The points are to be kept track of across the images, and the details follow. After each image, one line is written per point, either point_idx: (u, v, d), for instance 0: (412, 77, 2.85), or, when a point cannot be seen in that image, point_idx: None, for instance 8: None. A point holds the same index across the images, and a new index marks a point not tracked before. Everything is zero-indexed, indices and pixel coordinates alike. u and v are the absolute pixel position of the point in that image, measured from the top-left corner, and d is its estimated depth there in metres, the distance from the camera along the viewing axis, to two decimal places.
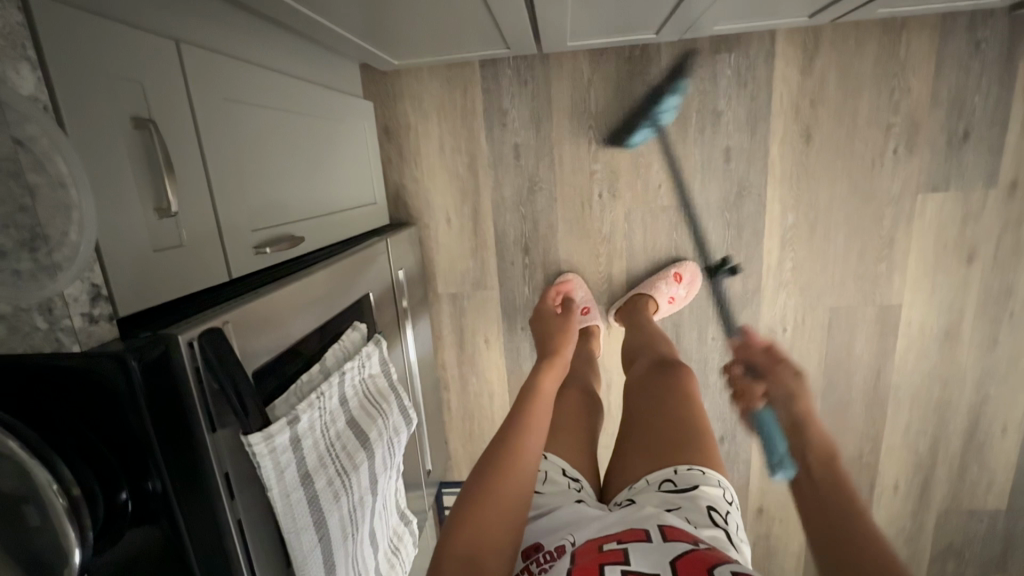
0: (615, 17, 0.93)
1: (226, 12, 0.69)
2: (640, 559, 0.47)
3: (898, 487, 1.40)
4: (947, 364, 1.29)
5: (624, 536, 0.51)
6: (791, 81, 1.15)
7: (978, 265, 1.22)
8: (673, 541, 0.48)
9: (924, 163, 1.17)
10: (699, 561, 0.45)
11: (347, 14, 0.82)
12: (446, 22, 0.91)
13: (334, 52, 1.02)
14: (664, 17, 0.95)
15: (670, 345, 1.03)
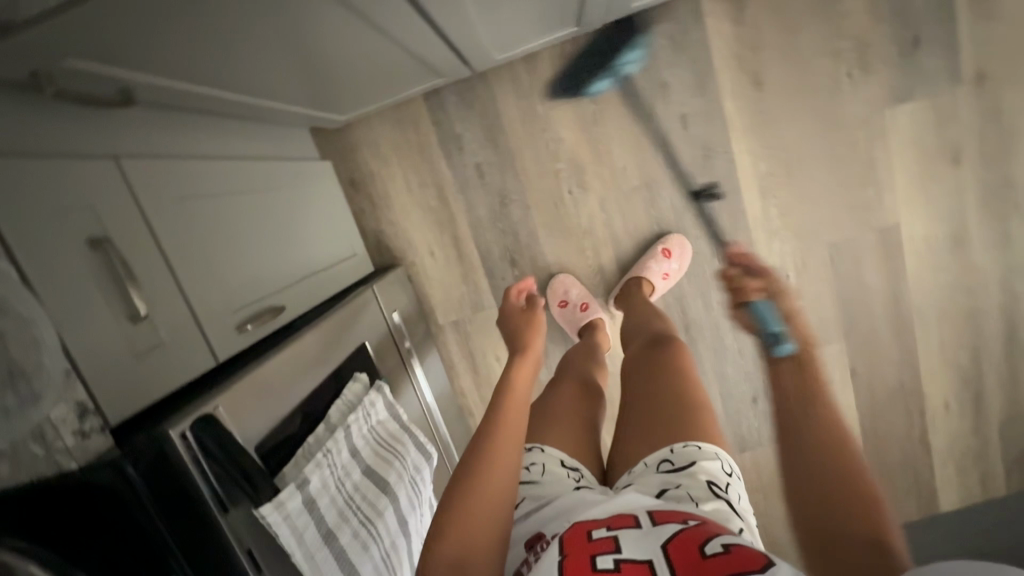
0: (528, 22, 0.94)
1: (164, 117, 0.72)
2: (630, 546, 0.50)
3: (951, 406, 1.35)
4: (967, 270, 1.24)
5: (614, 522, 0.54)
6: (727, 35, 1.15)
7: (968, 165, 1.18)
8: (662, 523, 0.52)
9: (883, 78, 1.15)
10: (691, 542, 0.48)
11: (280, 87, 0.85)
12: (373, 70, 0.94)
13: (282, 124, 1.06)
14: (577, 9, 0.96)
15: (665, 320, 1.03)
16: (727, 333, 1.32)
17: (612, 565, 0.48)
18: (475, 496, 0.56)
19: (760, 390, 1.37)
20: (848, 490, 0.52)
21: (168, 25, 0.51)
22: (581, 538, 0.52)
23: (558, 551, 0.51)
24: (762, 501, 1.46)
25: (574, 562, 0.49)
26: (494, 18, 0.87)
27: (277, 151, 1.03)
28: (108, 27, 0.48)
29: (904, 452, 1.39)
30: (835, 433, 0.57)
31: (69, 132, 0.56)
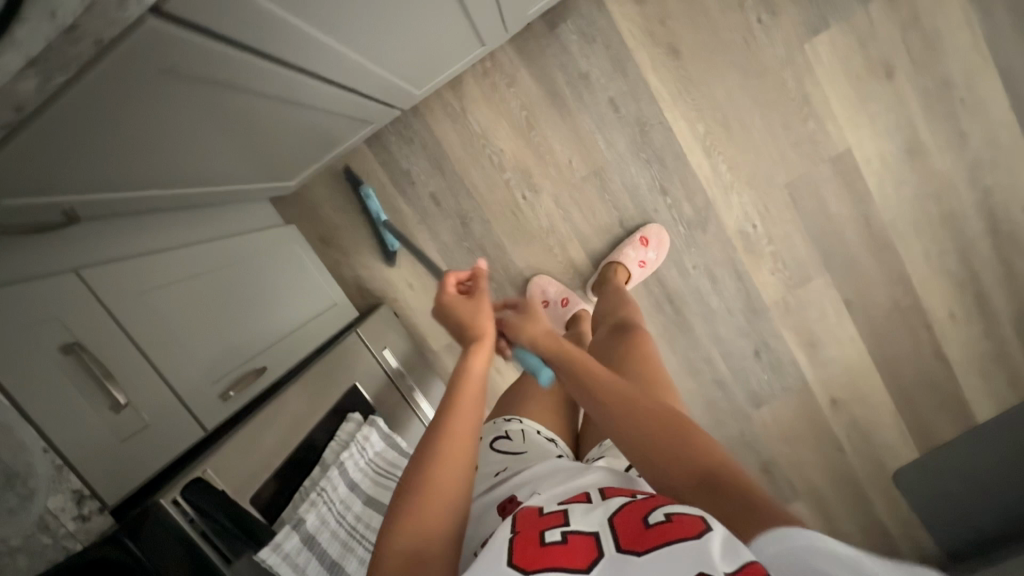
0: (431, 63, 1.00)
1: (122, 224, 0.79)
2: (579, 519, 0.50)
3: (956, 314, 1.32)
4: (931, 177, 1.23)
5: (567, 500, 0.55)
6: (632, 15, 1.19)
7: (902, 76, 1.18)
8: (611, 497, 0.53)
9: (794, 14, 1.16)
10: (635, 511, 0.48)
11: (228, 171, 0.93)
12: (308, 134, 1.01)
13: (247, 202, 1.15)
14: (473, 39, 1.01)
15: (635, 307, 1.07)
16: (710, 294, 1.34)
17: (559, 536, 0.47)
18: (432, 483, 0.57)
19: (760, 342, 1.37)
20: (652, 434, 0.57)
21: (82, 156, 0.57)
22: (534, 513, 0.53)
23: (509, 525, 0.51)
24: (792, 451, 1.45)
25: (524, 533, 0.49)
26: (397, 71, 0.94)
27: (243, 226, 1.12)
28: (21, 167, 0.53)
29: (920, 370, 1.37)
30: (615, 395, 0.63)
31: (31, 257, 0.63)
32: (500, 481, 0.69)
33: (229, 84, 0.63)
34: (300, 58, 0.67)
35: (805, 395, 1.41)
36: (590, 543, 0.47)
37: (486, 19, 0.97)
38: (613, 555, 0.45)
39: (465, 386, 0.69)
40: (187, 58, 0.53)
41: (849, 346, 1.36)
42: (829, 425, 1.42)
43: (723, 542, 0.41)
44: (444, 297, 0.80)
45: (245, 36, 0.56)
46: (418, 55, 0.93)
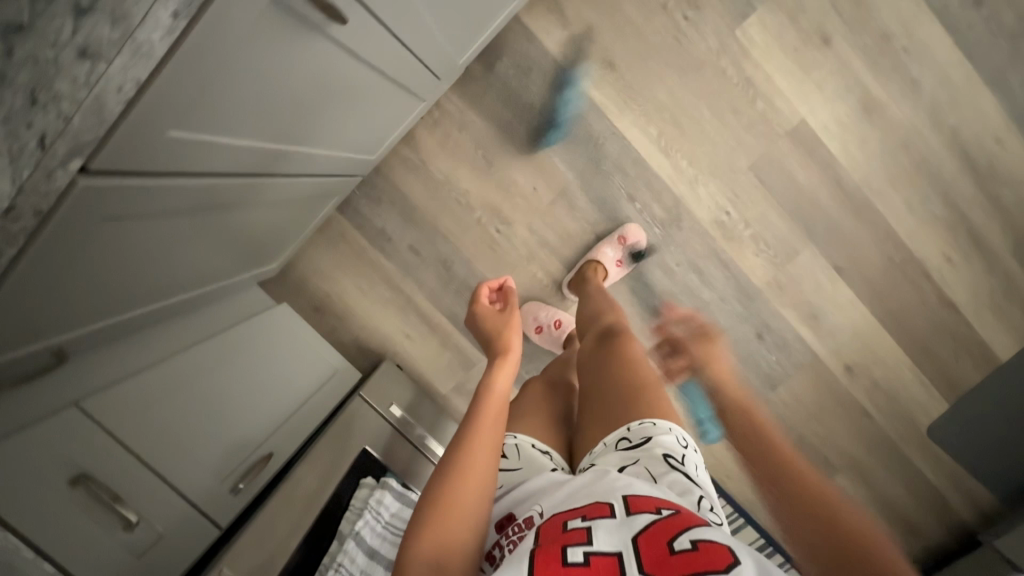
0: (380, 128, 1.04)
1: (122, 345, 0.85)
2: (602, 539, 0.51)
3: (953, 257, 1.29)
4: (894, 129, 1.22)
5: (590, 513, 0.55)
6: (562, 39, 1.22)
7: (837, 39, 1.19)
8: (636, 514, 0.54)
9: (717, 7, 1.19)
10: (662, 535, 0.50)
11: (216, 264, 0.98)
12: (282, 216, 1.06)
13: (239, 290, 1.20)
14: (413, 99, 1.06)
15: (618, 310, 1.10)
16: (699, 287, 1.34)
17: (581, 558, 0.48)
18: (461, 487, 0.60)
19: (760, 324, 1.36)
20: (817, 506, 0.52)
21: (51, 300, 0.61)
22: (556, 528, 0.54)
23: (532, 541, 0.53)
24: (819, 425, 1.42)
25: (544, 551, 0.49)
26: (351, 143, 0.97)
27: (233, 317, 1.15)
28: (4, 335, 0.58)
29: (929, 319, 1.34)
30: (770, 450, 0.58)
31: (32, 397, 0.68)
32: (499, 496, 0.76)
33: (179, 205, 0.67)
34: (243, 162, 0.69)
35: (819, 366, 1.39)
36: (612, 566, 0.48)
37: (420, 80, 1.01)
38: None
39: (492, 392, 0.75)
40: (127, 194, 0.55)
41: (852, 310, 1.34)
42: (849, 391, 1.40)
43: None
44: (480, 304, 0.99)
45: (177, 163, 0.58)
46: (368, 125, 0.97)
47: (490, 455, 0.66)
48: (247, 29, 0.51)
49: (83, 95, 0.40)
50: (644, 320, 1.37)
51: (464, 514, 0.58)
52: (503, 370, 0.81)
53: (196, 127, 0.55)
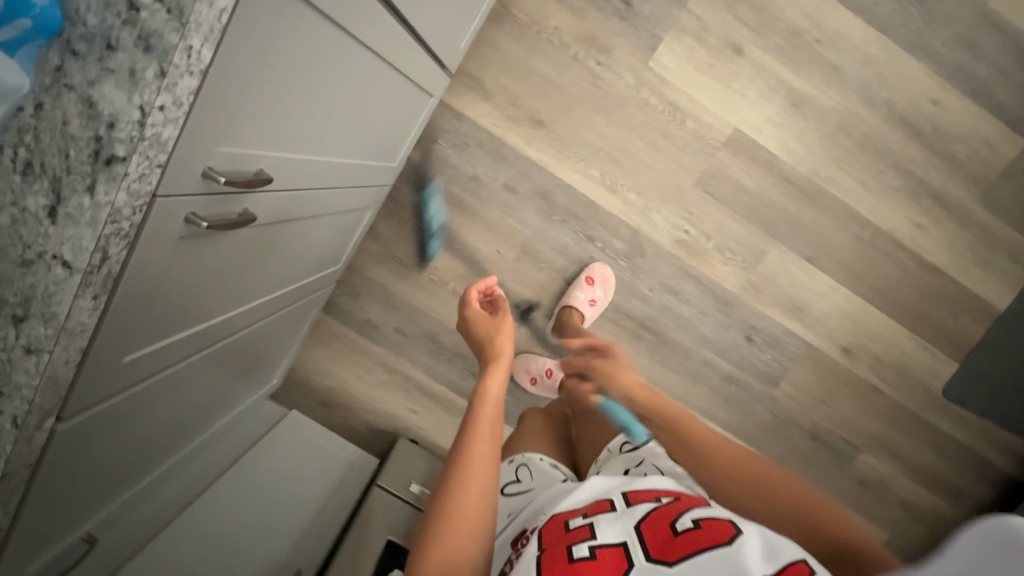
0: (340, 236, 1.11)
1: (157, 499, 0.98)
2: (605, 533, 0.57)
3: (921, 222, 1.29)
4: (827, 116, 1.24)
5: (592, 514, 0.62)
6: (488, 110, 1.27)
7: (749, 47, 1.21)
8: (636, 505, 0.62)
9: (625, 46, 1.22)
10: (663, 520, 0.57)
11: (228, 396, 1.09)
12: (277, 333, 1.16)
13: (250, 410, 1.29)
14: (372, 195, 1.14)
15: (600, 345, 1.18)
16: (677, 306, 1.37)
17: (587, 552, 0.54)
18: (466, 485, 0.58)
19: (747, 327, 1.38)
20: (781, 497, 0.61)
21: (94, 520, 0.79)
22: (560, 530, 0.59)
23: (537, 545, 0.57)
24: (831, 410, 1.42)
25: (552, 553, 0.55)
26: (318, 254, 1.05)
27: (246, 439, 1.25)
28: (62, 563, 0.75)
29: (915, 285, 1.33)
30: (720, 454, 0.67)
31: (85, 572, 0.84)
32: (512, 517, 0.74)
33: (168, 392, 0.79)
34: (203, 334, 0.76)
35: (816, 355, 1.39)
36: (618, 554, 0.54)
37: (369, 182, 1.04)
38: (644, 561, 0.53)
39: (485, 403, 0.68)
40: (117, 411, 0.67)
41: (835, 294, 1.34)
42: (853, 372, 1.39)
43: (755, 548, 0.52)
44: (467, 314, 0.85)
45: (140, 372, 0.65)
46: (330, 233, 1.03)
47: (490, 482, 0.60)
48: (181, 247, 0.56)
49: (39, 380, 0.48)
50: (633, 348, 1.40)
51: (474, 512, 0.57)
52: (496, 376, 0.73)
53: (148, 341, 0.63)
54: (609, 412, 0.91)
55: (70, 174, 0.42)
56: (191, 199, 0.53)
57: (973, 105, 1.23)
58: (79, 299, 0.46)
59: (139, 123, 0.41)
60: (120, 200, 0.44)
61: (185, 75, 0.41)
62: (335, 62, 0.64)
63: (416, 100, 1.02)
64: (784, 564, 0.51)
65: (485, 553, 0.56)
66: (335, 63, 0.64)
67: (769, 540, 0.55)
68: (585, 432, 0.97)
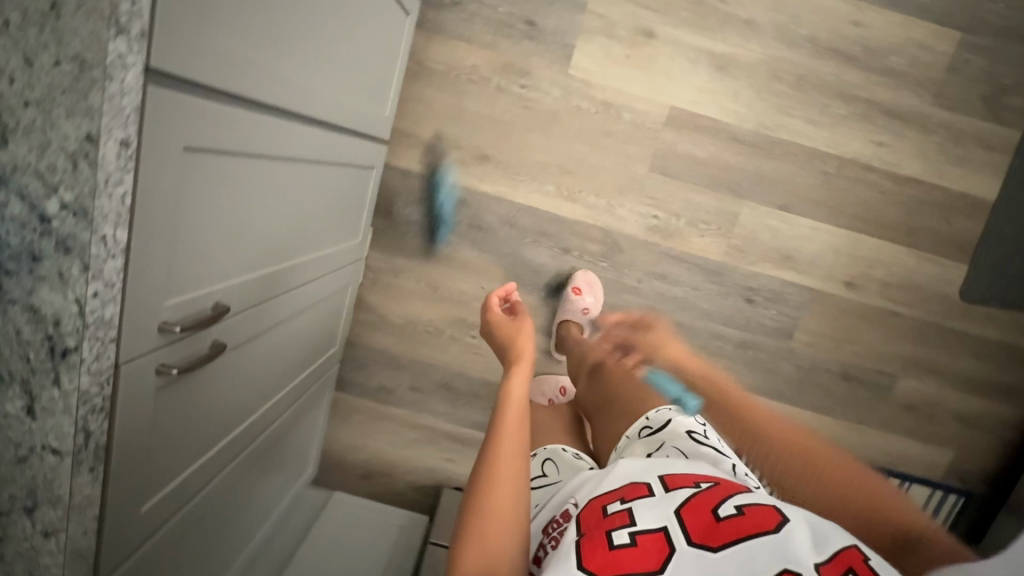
0: (326, 315, 1.16)
1: None
2: (644, 518, 0.54)
3: (882, 140, 1.28)
4: (757, 68, 1.24)
5: (629, 498, 0.58)
6: (433, 160, 1.31)
7: (659, 27, 1.23)
8: (675, 489, 0.58)
9: (542, 63, 1.25)
10: (705, 506, 0.54)
11: (266, 499, 1.14)
12: (297, 425, 1.22)
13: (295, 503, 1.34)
14: (348, 264, 1.19)
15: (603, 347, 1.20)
16: (669, 289, 1.37)
17: (627, 539, 0.51)
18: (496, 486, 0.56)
19: (744, 290, 1.37)
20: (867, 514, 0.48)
21: None
22: (597, 515, 0.57)
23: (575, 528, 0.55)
24: (853, 346, 1.40)
25: (591, 539, 0.53)
26: (308, 337, 1.09)
27: (298, 534, 1.30)
28: None
29: (897, 201, 1.31)
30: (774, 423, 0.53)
31: None
32: (542, 508, 0.73)
33: (200, 519, 0.83)
34: (217, 456, 0.80)
35: (820, 297, 1.37)
36: (660, 539, 0.51)
37: (335, 261, 1.08)
38: (687, 548, 0.50)
39: (510, 405, 0.64)
40: (154, 555, 0.71)
41: (820, 234, 1.33)
42: (862, 303, 1.37)
43: (803, 536, 0.48)
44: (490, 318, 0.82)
45: (166, 512, 0.70)
46: (313, 314, 1.07)
47: (518, 498, 0.56)
48: (160, 395, 0.60)
49: (63, 557, 0.53)
50: None
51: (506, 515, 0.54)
52: (520, 377, 0.69)
53: (161, 485, 0.67)
54: (625, 401, 0.92)
55: (36, 373, 0.47)
56: (156, 352, 0.57)
57: (896, 13, 1.22)
58: (76, 477, 0.51)
59: (80, 313, 0.46)
60: (85, 382, 0.48)
61: (108, 260, 0.46)
62: (253, 180, 0.67)
63: (356, 175, 1.08)
64: (835, 551, 0.47)
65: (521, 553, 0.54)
66: (254, 177, 0.68)
67: (817, 525, 0.50)
68: (601, 423, 0.94)
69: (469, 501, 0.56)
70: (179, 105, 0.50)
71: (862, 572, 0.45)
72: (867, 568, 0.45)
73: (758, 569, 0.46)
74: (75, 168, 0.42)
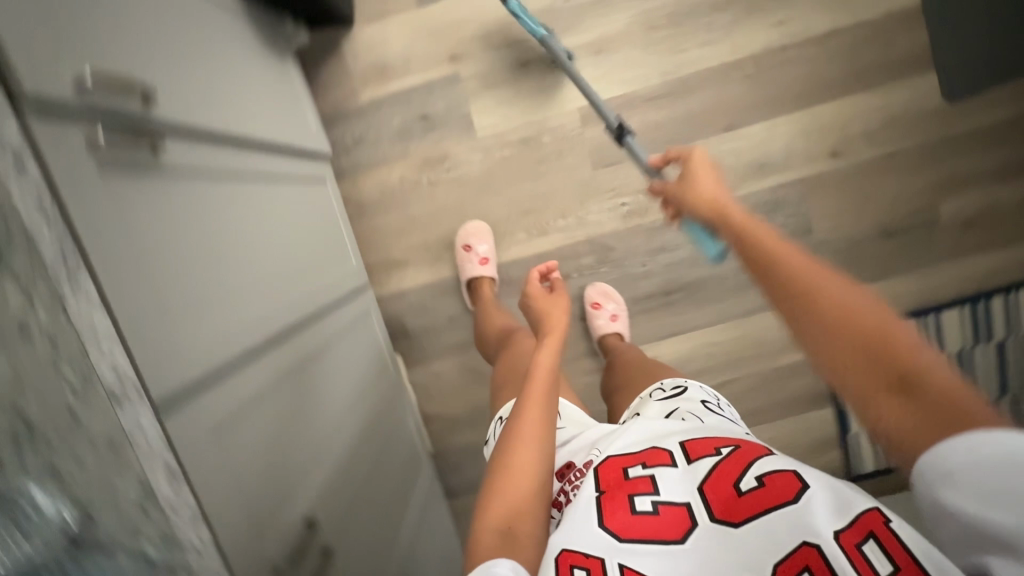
0: (400, 436, 1.25)
1: None
2: (667, 488, 0.60)
3: (777, 19, 1.29)
4: (630, 34, 1.29)
5: (651, 461, 0.64)
6: (415, 269, 1.40)
7: (530, 54, 1.30)
8: (697, 461, 0.62)
9: (454, 141, 1.33)
10: (726, 479, 0.59)
11: None
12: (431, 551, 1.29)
13: None
14: (394, 384, 1.29)
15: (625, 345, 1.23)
16: (676, 254, 1.38)
17: (650, 507, 0.58)
18: (518, 452, 0.65)
19: (741, 215, 1.36)
20: (887, 350, 0.50)
21: None
22: (619, 475, 0.63)
23: (595, 486, 0.63)
24: (875, 202, 1.35)
25: (612, 499, 0.60)
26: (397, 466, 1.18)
27: None
28: None
29: (828, 58, 1.30)
30: (794, 266, 0.59)
31: None
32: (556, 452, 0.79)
33: None
34: None
35: (814, 178, 1.34)
36: (682, 515, 0.57)
37: (379, 392, 1.18)
38: (709, 521, 0.56)
39: (536, 378, 0.74)
40: None
41: (777, 127, 1.32)
42: (857, 161, 1.33)
43: (826, 505, 0.54)
44: (530, 290, 0.88)
45: None
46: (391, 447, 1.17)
47: (538, 468, 0.65)
48: None
49: None
50: (680, 315, 1.41)
51: (526, 478, 0.63)
52: (549, 352, 0.78)
53: None
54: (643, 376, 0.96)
55: None
56: None
57: None
58: None
59: None
60: None
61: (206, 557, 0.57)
62: (274, 398, 0.77)
63: (360, 309, 1.21)
64: (858, 515, 0.52)
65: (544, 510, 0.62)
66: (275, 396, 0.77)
67: (837, 490, 0.56)
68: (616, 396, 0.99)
69: (495, 465, 0.65)
70: (195, 408, 0.60)
71: (882, 539, 0.50)
72: (888, 532, 0.50)
73: (777, 543, 0.52)
74: (148, 514, 0.53)
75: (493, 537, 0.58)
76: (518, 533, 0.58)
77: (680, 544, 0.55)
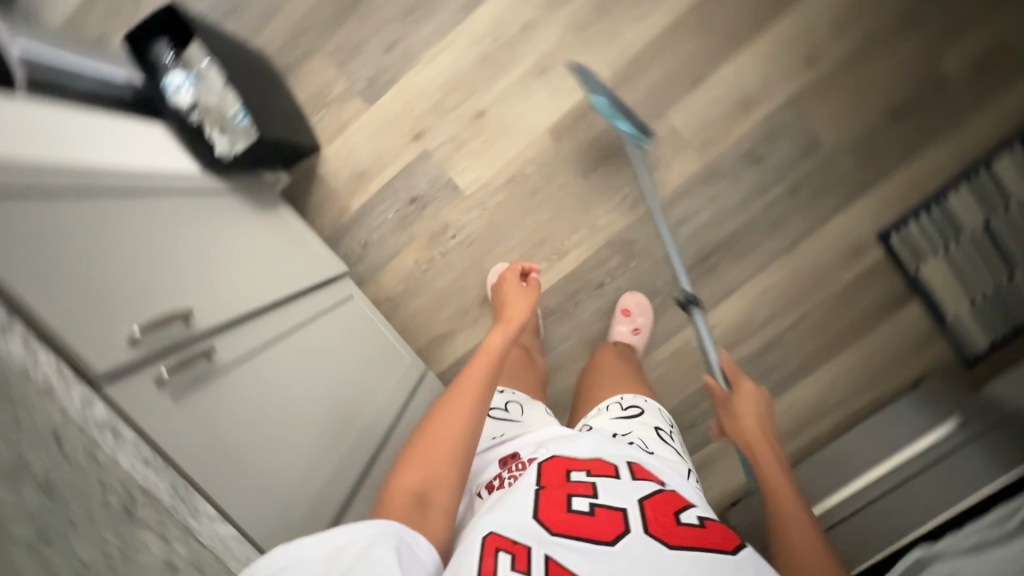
0: None
1: None
2: (607, 493, 0.59)
3: None
4: (568, 43, 1.32)
5: (596, 470, 0.62)
6: (457, 336, 1.41)
7: (485, 102, 1.35)
8: (641, 480, 0.61)
9: (449, 208, 1.38)
10: (667, 505, 0.58)
11: None
12: None
13: None
14: None
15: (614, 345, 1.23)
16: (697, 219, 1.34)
17: (587, 507, 0.57)
18: (444, 423, 0.68)
19: (743, 156, 1.32)
20: None
21: None
22: (562, 476, 0.62)
23: (536, 481, 0.62)
24: (871, 87, 1.29)
25: (550, 495, 0.59)
26: None
27: None
28: None
29: None
30: (783, 514, 0.73)
31: None
32: (496, 442, 0.79)
33: None
34: None
35: (800, 91, 1.30)
36: (616, 518, 0.56)
37: None
38: (642, 532, 0.54)
39: (482, 357, 0.76)
40: None
41: (742, 61, 1.30)
42: (834, 58, 1.29)
43: (760, 565, 0.53)
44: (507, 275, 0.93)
45: None
46: None
47: (457, 446, 0.67)
48: None
49: None
50: (725, 274, 1.35)
51: (448, 448, 0.66)
52: (500, 333, 0.81)
53: None
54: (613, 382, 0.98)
55: None
56: None
57: None
58: None
59: None
60: None
61: None
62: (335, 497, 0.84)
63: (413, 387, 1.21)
64: None
65: (457, 478, 0.65)
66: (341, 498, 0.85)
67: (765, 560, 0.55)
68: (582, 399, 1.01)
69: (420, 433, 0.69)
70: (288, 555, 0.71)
71: None
72: None
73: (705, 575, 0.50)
74: None
75: (400, 503, 0.61)
76: (426, 500, 0.62)
77: (609, 545, 0.53)
